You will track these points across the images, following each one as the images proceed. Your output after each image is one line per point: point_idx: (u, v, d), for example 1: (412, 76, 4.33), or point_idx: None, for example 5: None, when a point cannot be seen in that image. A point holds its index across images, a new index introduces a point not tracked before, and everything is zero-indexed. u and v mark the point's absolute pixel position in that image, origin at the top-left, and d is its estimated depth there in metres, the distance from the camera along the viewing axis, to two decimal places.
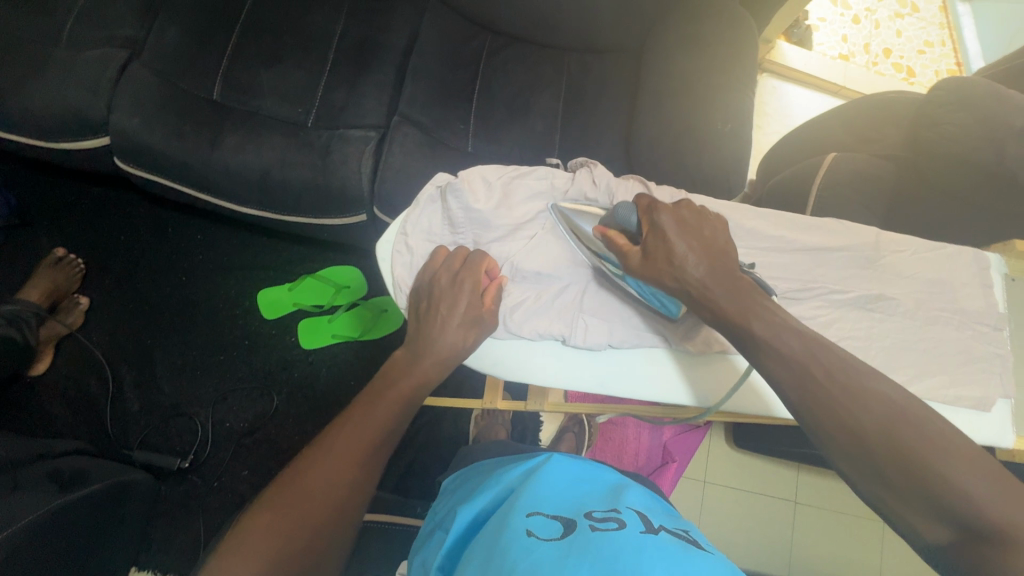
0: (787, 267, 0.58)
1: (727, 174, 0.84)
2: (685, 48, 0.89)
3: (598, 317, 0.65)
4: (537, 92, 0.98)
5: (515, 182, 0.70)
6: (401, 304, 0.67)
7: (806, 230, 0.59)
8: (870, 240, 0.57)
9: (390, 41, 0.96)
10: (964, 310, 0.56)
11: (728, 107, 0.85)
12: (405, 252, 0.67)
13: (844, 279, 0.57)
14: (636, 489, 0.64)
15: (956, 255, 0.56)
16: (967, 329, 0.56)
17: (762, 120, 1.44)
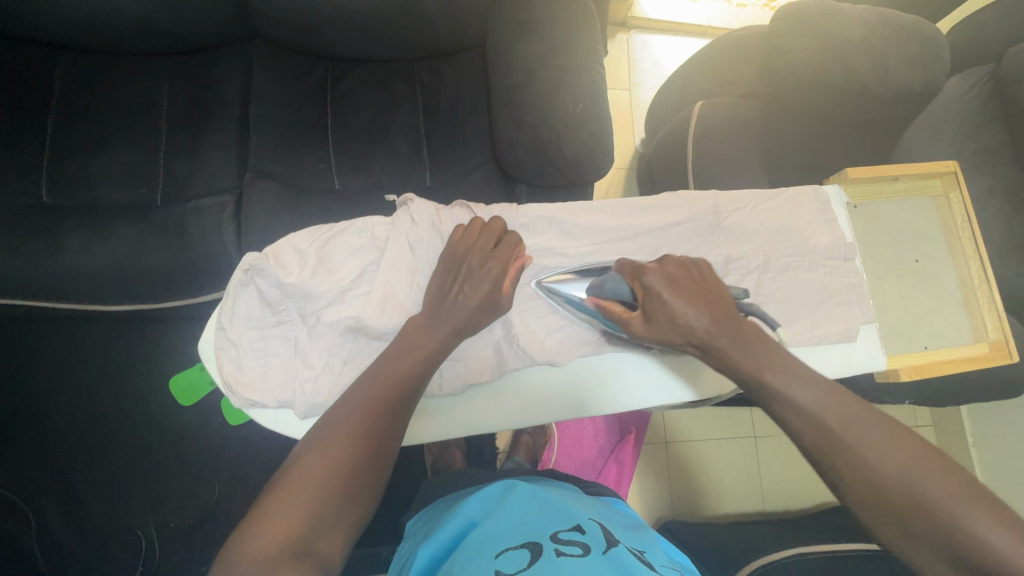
0: (639, 249, 0.63)
1: (592, 156, 0.84)
2: (521, 35, 0.86)
3: (450, 360, 0.60)
4: (394, 113, 0.96)
5: (331, 242, 0.60)
6: (240, 406, 0.57)
7: (648, 210, 0.63)
8: (708, 207, 0.61)
9: (223, 95, 0.91)
10: (813, 249, 0.61)
11: (579, 85, 0.84)
12: (228, 349, 0.57)
13: (694, 247, 0.62)
14: (592, 512, 0.68)
15: (795, 199, 0.62)
16: (819, 267, 0.60)
17: (639, 78, 1.44)
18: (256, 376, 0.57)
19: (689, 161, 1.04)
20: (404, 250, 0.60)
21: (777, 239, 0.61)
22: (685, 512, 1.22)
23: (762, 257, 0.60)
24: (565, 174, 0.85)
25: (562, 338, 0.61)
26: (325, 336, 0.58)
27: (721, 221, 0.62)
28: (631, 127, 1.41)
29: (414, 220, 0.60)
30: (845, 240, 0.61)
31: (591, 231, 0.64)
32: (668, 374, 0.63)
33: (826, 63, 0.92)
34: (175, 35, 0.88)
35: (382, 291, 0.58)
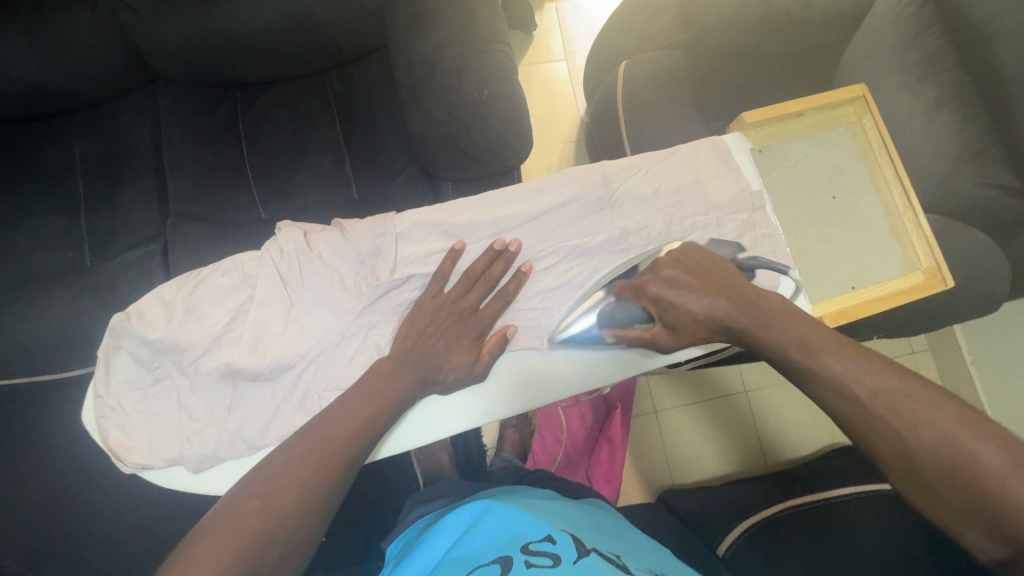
0: (535, 234, 0.61)
1: (507, 141, 0.81)
2: (417, 30, 0.83)
3: (340, 387, 0.58)
4: (310, 131, 0.93)
5: (200, 288, 0.59)
6: (129, 470, 0.57)
7: (533, 192, 0.61)
8: (595, 182, 0.61)
9: (133, 143, 0.90)
10: (717, 202, 0.62)
11: (483, 70, 0.80)
12: (111, 415, 0.57)
13: (586, 225, 0.62)
14: (567, 519, 0.64)
15: (693, 154, 0.63)
16: (728, 220, 0.62)
17: (573, 46, 1.39)
18: (143, 438, 0.57)
19: (622, 126, 0.98)
20: (280, 280, 0.59)
21: (679, 198, 0.62)
22: (684, 480, 1.20)
23: (663, 223, 0.62)
24: (484, 164, 0.82)
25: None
26: (207, 385, 0.58)
27: (613, 192, 0.62)
28: (572, 97, 1.36)
29: (283, 250, 0.59)
30: (753, 188, 0.63)
31: (494, 222, 0.61)
32: (577, 362, 0.61)
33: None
34: (76, 94, 0.87)
35: (257, 329, 0.58)
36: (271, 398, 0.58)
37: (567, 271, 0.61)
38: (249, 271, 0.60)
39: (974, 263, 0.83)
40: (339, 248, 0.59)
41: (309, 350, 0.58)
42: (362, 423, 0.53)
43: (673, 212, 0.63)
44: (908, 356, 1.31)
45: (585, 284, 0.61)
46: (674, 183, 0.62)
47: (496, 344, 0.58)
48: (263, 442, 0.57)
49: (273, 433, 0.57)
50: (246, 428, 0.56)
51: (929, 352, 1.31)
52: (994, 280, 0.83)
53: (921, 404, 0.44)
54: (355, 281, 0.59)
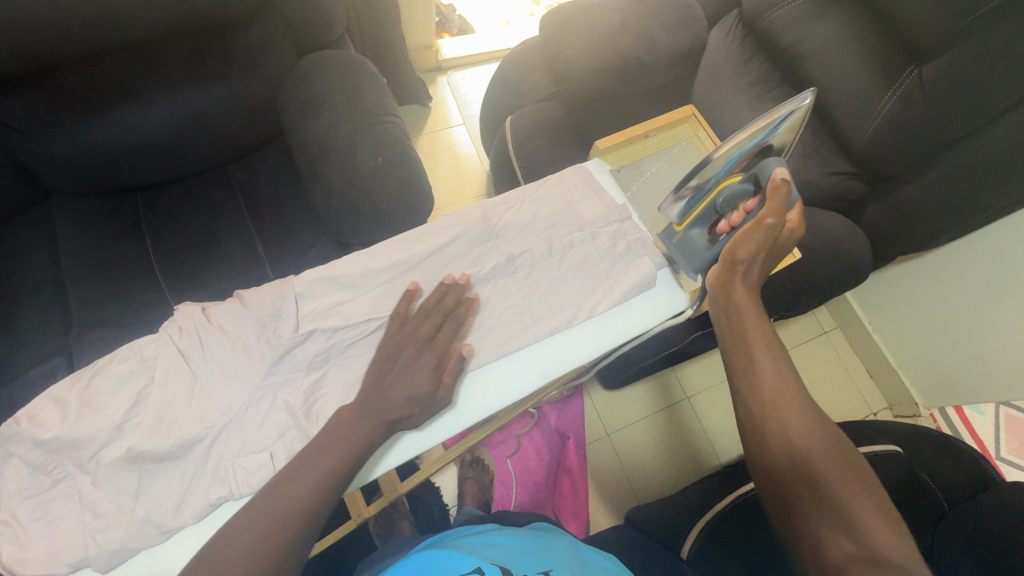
0: (430, 273, 0.65)
1: (408, 199, 0.87)
2: (309, 114, 0.89)
3: (250, 453, 0.56)
4: (216, 220, 0.95)
5: (96, 379, 0.58)
6: None
7: (425, 237, 0.67)
8: (478, 219, 0.68)
9: (27, 260, 0.88)
10: (590, 219, 0.70)
11: (375, 140, 0.87)
12: (6, 527, 0.54)
13: (477, 256, 0.67)
14: (497, 549, 0.63)
15: (559, 182, 0.72)
16: (604, 233, 0.69)
17: (468, 111, 1.51)
18: (42, 548, 0.54)
19: (517, 173, 1.07)
20: (183, 356, 0.59)
21: (554, 221, 0.69)
22: (647, 495, 1.21)
23: (545, 243, 0.67)
24: (390, 223, 0.87)
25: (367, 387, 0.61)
26: (110, 478, 0.55)
27: (493, 225, 0.68)
28: (474, 157, 1.46)
29: (183, 327, 0.60)
30: (617, 204, 0.71)
31: (390, 269, 0.64)
32: (488, 385, 0.63)
33: (594, 51, 1.02)
34: None
35: (158, 409, 0.57)
36: (180, 478, 0.56)
37: (467, 301, 0.65)
38: (147, 356, 0.60)
39: (836, 242, 0.95)
40: (240, 316, 0.61)
41: (216, 422, 0.57)
42: (303, 483, 0.53)
43: (553, 234, 0.69)
44: (823, 336, 1.43)
45: (483, 311, 0.65)
46: (548, 209, 0.70)
47: (456, 365, 0.59)
48: (173, 528, 0.54)
49: (184, 513, 0.55)
50: (156, 512, 0.54)
51: (838, 329, 1.44)
52: (855, 251, 0.96)
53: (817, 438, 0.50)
54: (258, 346, 0.60)
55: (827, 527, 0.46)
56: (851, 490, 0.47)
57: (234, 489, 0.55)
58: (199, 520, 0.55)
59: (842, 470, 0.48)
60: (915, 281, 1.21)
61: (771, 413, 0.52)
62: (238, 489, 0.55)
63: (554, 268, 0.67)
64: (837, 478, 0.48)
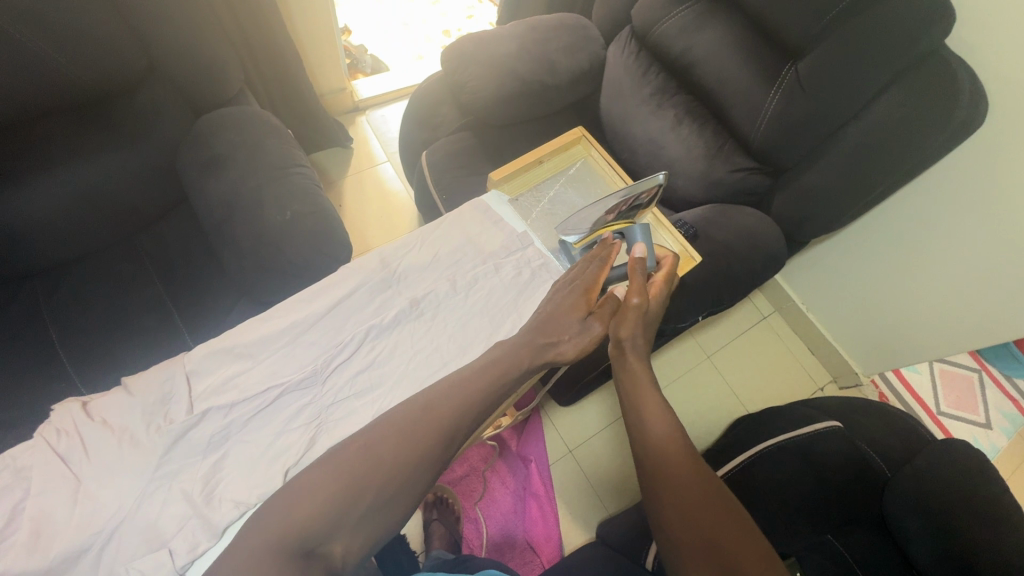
0: (334, 328, 0.67)
1: (323, 249, 0.85)
2: (212, 175, 0.88)
3: (146, 554, 0.52)
4: (124, 296, 0.90)
5: None
6: None
7: (327, 290, 0.68)
8: (382, 266, 0.70)
9: None
10: (494, 251, 0.75)
11: (284, 194, 0.86)
12: None
13: (383, 302, 0.69)
14: None
15: (457, 217, 0.75)
16: (506, 263, 0.74)
17: (390, 148, 1.51)
18: None
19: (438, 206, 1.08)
20: (61, 461, 0.55)
21: (456, 258, 0.73)
22: (618, 506, 1.20)
23: (449, 281, 0.72)
24: (307, 276, 0.85)
25: (262, 469, 0.58)
26: None
27: (393, 270, 0.71)
28: (402, 192, 1.46)
29: (60, 430, 0.57)
30: (518, 232, 0.77)
31: (293, 330, 0.65)
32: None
33: (496, 80, 1.04)
34: None
35: (36, 524, 0.52)
36: None
37: (377, 350, 0.67)
38: (19, 467, 0.55)
39: (750, 234, 1.00)
40: (122, 406, 0.58)
41: (105, 525, 0.53)
42: (387, 451, 0.52)
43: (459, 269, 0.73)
44: (762, 321, 1.48)
45: (393, 357, 0.67)
46: (449, 249, 0.74)
47: (608, 303, 0.69)
48: None
49: None
50: None
51: (776, 312, 1.49)
52: (769, 241, 1.00)
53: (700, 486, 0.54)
54: (145, 437, 0.57)
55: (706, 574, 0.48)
56: (732, 534, 0.49)
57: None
58: None
59: (723, 518, 0.51)
60: (835, 257, 1.27)
61: (665, 465, 0.56)
62: None
63: (463, 302, 0.71)
64: (718, 524, 0.50)
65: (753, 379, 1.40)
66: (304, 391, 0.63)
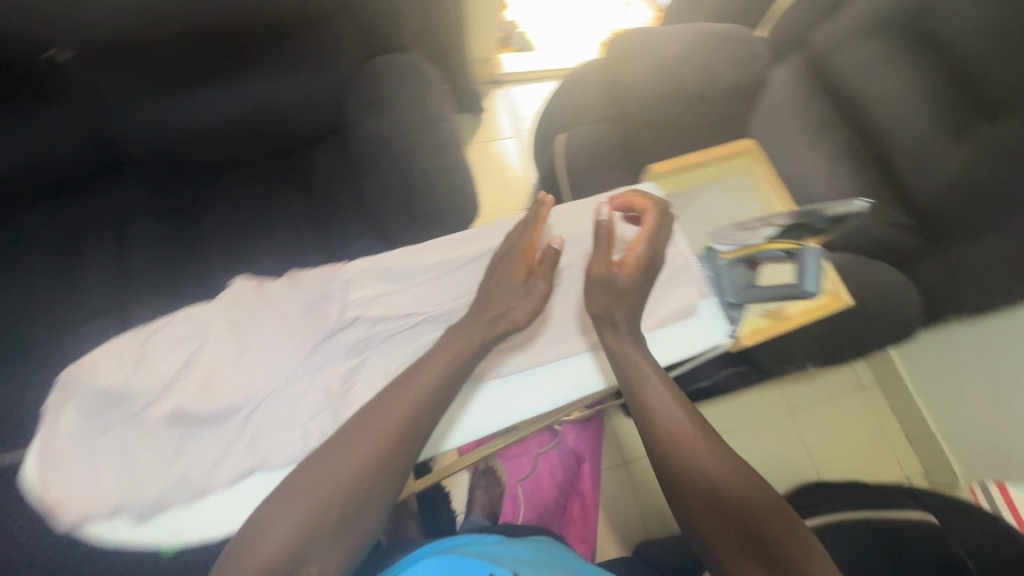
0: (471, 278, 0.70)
1: (456, 204, 0.89)
2: (372, 112, 0.94)
3: (289, 427, 0.60)
4: (270, 203, 0.98)
5: (151, 337, 0.60)
6: (65, 525, 0.55)
7: (473, 242, 0.72)
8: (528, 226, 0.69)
9: (97, 222, 0.94)
10: (639, 241, 0.68)
11: (432, 144, 0.90)
12: (55, 466, 0.56)
13: (522, 265, 0.67)
14: (506, 558, 0.67)
15: (614, 197, 0.69)
16: (651, 253, 0.66)
17: (520, 125, 1.54)
18: (83, 490, 0.56)
19: (563, 189, 1.09)
20: (237, 325, 0.62)
21: (604, 237, 0.68)
22: (661, 529, 1.19)
23: (584, 262, 0.73)
24: (435, 224, 0.89)
25: (395, 383, 0.64)
26: (155, 431, 0.58)
27: (542, 234, 0.68)
28: (520, 170, 1.48)
29: (236, 298, 0.63)
30: (670, 225, 0.68)
31: (441, 268, 0.70)
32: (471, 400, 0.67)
33: (655, 80, 1.04)
34: (43, 179, 0.92)
35: (208, 373, 0.59)
36: (220, 441, 0.59)
37: (504, 308, 0.65)
38: (199, 322, 0.62)
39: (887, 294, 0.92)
40: (291, 294, 0.65)
41: (261, 391, 0.60)
42: (359, 462, 0.55)
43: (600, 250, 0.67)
44: (859, 391, 1.37)
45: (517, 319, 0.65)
46: (594, 224, 0.67)
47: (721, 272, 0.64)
48: (208, 487, 0.58)
49: (219, 474, 0.58)
50: (194, 469, 0.58)
51: (877, 386, 1.38)
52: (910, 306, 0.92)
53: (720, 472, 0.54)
54: (306, 325, 0.64)
55: (743, 560, 0.50)
56: (765, 523, 0.50)
57: (266, 461, 0.59)
58: (231, 482, 0.58)
59: (753, 504, 0.51)
60: (967, 346, 1.11)
61: (682, 465, 0.55)
62: (272, 460, 0.59)
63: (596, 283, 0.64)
64: (750, 514, 0.51)
65: (835, 447, 1.31)
66: (443, 324, 0.68)
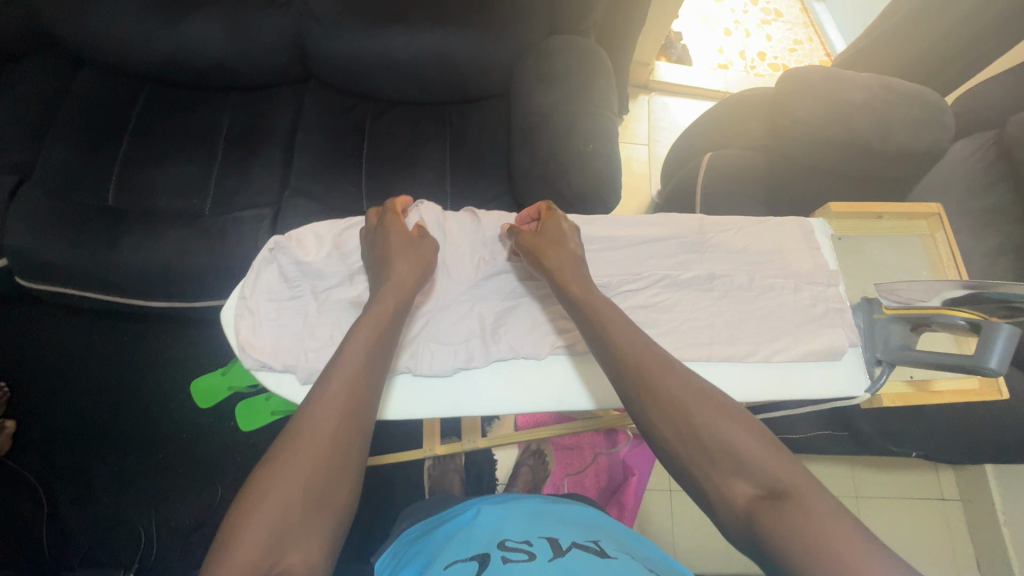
0: (624, 261, 0.67)
1: (599, 192, 0.90)
2: (540, 85, 0.97)
3: (443, 343, 0.65)
4: (421, 146, 1.05)
5: (347, 232, 0.71)
6: (246, 365, 0.63)
7: (638, 226, 0.69)
8: (695, 227, 0.68)
9: (274, 123, 1.04)
10: (798, 273, 0.66)
11: (590, 129, 0.92)
12: (248, 315, 0.65)
13: (678, 263, 0.67)
14: (544, 524, 0.61)
15: (782, 225, 0.69)
16: (809, 288, 0.66)
17: (657, 135, 1.53)
18: (267, 341, 0.64)
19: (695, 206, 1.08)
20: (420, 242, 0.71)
21: (765, 260, 0.67)
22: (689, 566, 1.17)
23: (747, 274, 0.66)
24: (573, 205, 0.91)
25: (543, 333, 0.67)
26: (333, 311, 0.66)
27: (706, 240, 0.68)
28: (648, 179, 1.48)
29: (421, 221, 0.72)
30: (829, 268, 0.68)
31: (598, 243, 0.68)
32: (557, 374, 0.65)
33: (825, 120, 0.97)
34: (242, 75, 1.03)
35: None
36: None
37: (653, 297, 0.65)
38: None
39: None
40: (467, 228, 0.72)
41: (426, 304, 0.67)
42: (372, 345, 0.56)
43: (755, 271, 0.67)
44: (938, 500, 1.26)
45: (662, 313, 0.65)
46: (761, 246, 0.68)
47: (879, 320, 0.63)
48: None
49: None
50: None
51: (960, 503, 1.25)
52: None
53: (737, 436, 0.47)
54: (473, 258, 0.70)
55: (731, 478, 0.46)
56: (751, 444, 0.47)
57: (418, 365, 0.63)
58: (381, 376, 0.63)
59: (741, 427, 0.48)
60: None
61: (659, 394, 0.51)
62: (421, 367, 0.63)
63: (747, 303, 0.65)
64: (737, 435, 0.47)
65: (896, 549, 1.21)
66: None
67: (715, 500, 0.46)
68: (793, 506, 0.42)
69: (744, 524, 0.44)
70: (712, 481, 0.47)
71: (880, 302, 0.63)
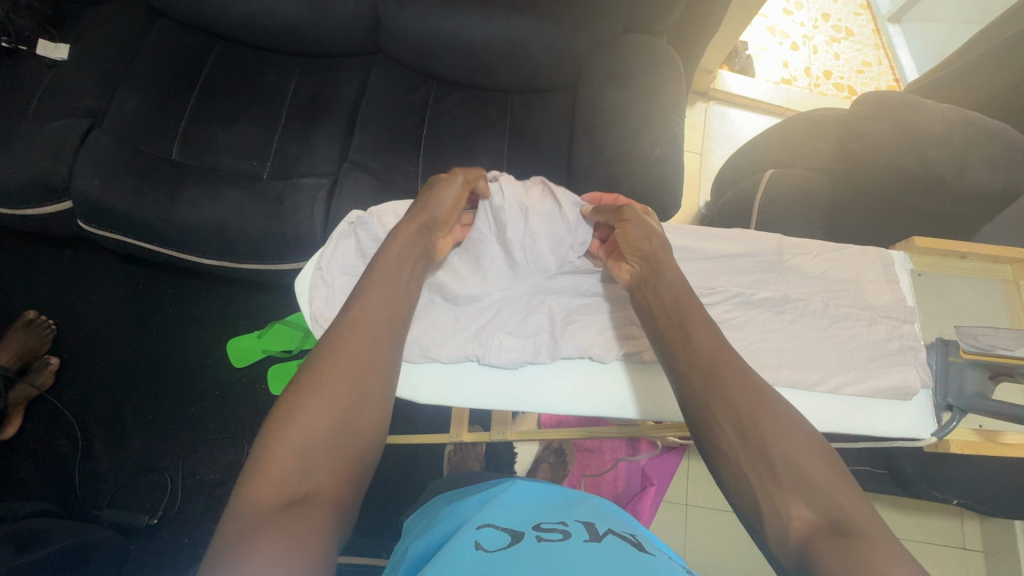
0: (695, 274, 0.67)
1: (662, 198, 0.89)
2: (612, 83, 0.95)
3: (510, 336, 0.65)
4: (482, 132, 1.04)
5: None
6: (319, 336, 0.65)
7: (712, 240, 0.69)
8: (771, 247, 0.68)
9: (340, 94, 1.04)
10: (874, 305, 0.66)
11: (658, 132, 0.90)
12: (321, 286, 0.67)
13: (751, 283, 0.67)
14: (577, 509, 0.58)
15: (858, 255, 0.69)
16: (881, 323, 0.66)
17: (712, 144, 1.50)
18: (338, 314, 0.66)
19: (751, 222, 1.06)
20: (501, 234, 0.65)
21: (839, 288, 0.67)
22: None
23: (821, 301, 0.66)
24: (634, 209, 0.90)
25: (611, 337, 0.66)
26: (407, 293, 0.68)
27: (783, 261, 0.68)
28: (697, 189, 1.45)
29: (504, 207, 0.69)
30: (906, 303, 0.67)
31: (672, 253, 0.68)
32: (618, 379, 0.65)
33: (902, 149, 0.93)
34: (314, 43, 1.03)
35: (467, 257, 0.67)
36: (452, 325, 0.66)
37: (726, 314, 0.66)
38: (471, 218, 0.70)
39: None
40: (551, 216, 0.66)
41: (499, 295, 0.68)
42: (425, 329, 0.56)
43: (826, 299, 0.67)
44: (960, 549, 1.22)
45: (731, 330, 0.65)
46: (836, 274, 0.68)
47: (953, 371, 0.62)
48: (429, 357, 0.64)
49: (443, 351, 0.64)
50: (428, 337, 0.65)
51: (981, 555, 1.22)
52: None
53: (799, 446, 0.47)
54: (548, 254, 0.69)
55: (791, 497, 0.44)
56: (817, 467, 0.46)
57: (486, 356, 0.64)
58: (449, 361, 0.64)
59: (806, 448, 0.47)
60: None
61: (726, 395, 0.50)
62: (488, 357, 0.64)
63: (816, 331, 0.65)
64: (805, 456, 0.46)
65: None
66: None
67: (768, 516, 0.45)
68: (858, 544, 0.41)
69: (796, 549, 0.43)
70: (770, 497, 0.45)
71: (958, 344, 0.63)
